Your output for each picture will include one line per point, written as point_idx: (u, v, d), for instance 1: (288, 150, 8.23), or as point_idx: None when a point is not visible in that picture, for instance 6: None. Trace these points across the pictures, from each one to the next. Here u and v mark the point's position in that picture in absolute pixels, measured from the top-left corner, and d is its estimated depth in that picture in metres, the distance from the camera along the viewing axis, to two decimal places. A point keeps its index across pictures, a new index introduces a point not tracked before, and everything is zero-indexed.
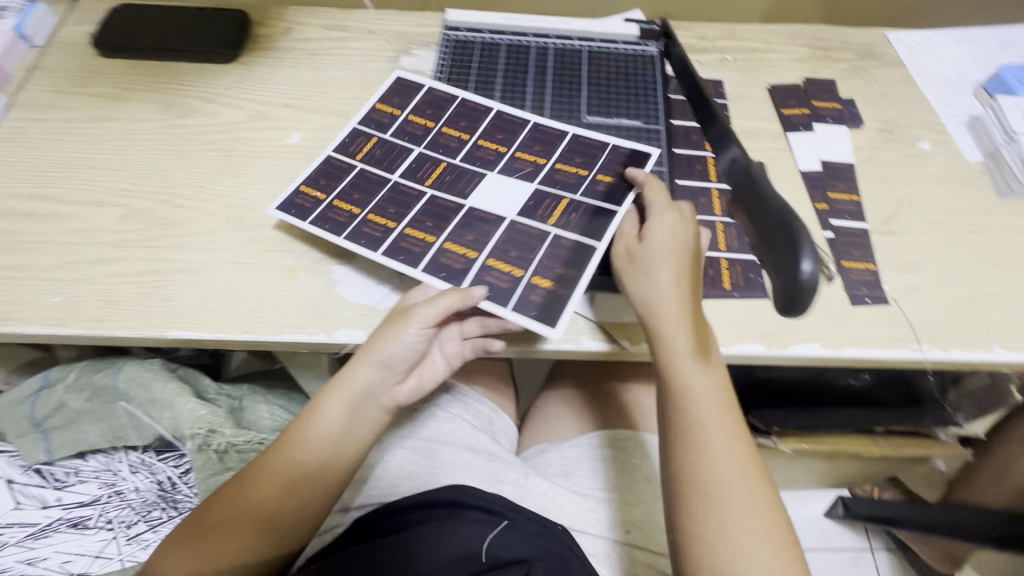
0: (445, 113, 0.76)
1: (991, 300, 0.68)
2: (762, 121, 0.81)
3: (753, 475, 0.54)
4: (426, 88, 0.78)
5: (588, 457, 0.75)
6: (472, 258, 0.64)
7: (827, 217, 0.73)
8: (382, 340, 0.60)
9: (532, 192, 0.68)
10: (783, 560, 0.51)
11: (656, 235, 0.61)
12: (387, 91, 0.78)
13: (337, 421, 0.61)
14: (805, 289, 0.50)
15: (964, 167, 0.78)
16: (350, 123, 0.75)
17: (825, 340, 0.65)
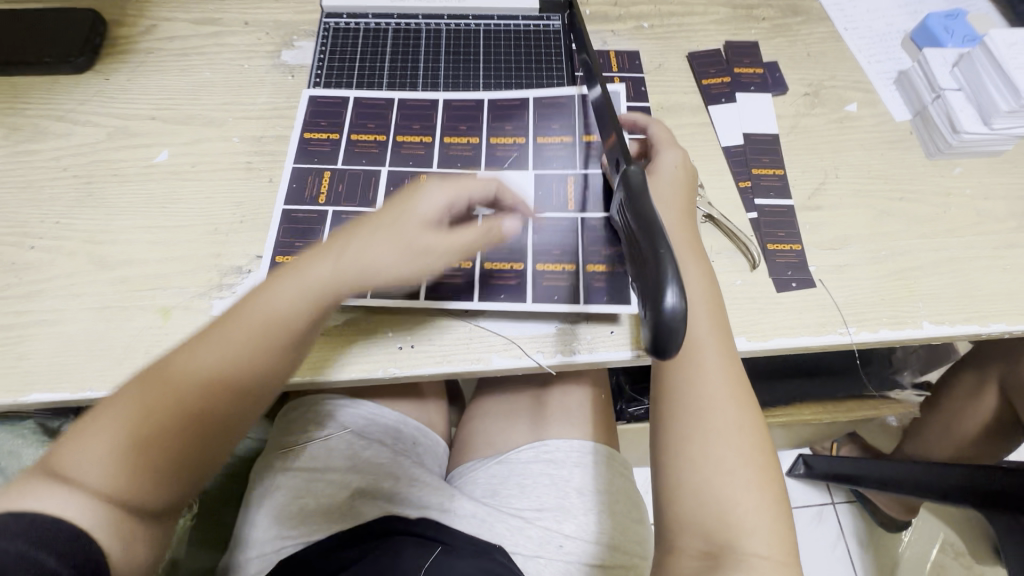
0: (391, 120, 0.69)
1: (919, 272, 0.65)
2: (680, 93, 0.75)
3: (742, 396, 0.57)
4: (350, 99, 0.71)
5: (516, 473, 0.70)
6: (520, 269, 0.62)
7: (750, 196, 0.69)
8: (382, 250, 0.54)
9: (538, 176, 0.67)
10: (758, 481, 0.54)
11: (668, 170, 0.64)
12: (308, 119, 0.70)
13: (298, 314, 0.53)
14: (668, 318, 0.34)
15: (892, 129, 0.74)
16: (288, 167, 0.67)
17: (750, 333, 0.61)
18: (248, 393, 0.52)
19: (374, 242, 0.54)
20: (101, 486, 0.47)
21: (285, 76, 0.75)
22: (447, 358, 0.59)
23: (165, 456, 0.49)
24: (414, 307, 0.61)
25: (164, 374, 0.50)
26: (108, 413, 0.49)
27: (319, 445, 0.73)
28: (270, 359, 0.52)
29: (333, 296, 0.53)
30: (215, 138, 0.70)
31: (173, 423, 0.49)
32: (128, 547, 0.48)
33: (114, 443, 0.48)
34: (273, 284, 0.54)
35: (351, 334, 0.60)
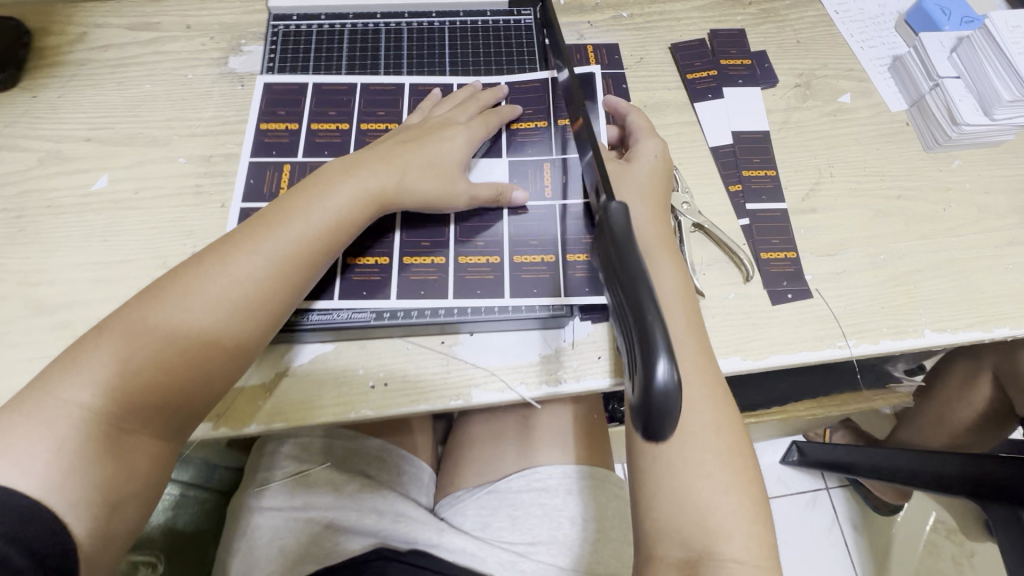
0: (353, 107, 0.65)
1: (920, 276, 0.62)
2: (664, 90, 0.70)
3: (719, 395, 0.53)
4: (309, 84, 0.65)
5: (506, 505, 0.67)
6: (497, 264, 0.59)
7: (741, 201, 0.64)
8: (381, 186, 0.54)
9: (512, 164, 0.63)
10: (735, 486, 0.51)
11: (646, 159, 0.59)
12: (264, 108, 0.64)
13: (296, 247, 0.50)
14: (662, 406, 0.27)
15: (887, 120, 0.70)
16: (245, 161, 0.62)
17: (745, 351, 0.58)
18: (244, 340, 0.49)
19: (373, 189, 0.54)
20: (83, 436, 0.43)
21: (234, 85, 0.69)
22: (423, 396, 0.55)
23: (155, 409, 0.46)
24: (386, 338, 0.57)
25: (156, 313, 0.47)
26: (96, 350, 0.45)
27: (295, 480, 0.68)
28: (284, 291, 0.50)
29: (334, 241, 0.52)
30: (159, 160, 0.64)
31: (165, 369, 0.45)
32: (107, 510, 0.43)
33: (102, 389, 0.44)
34: (273, 223, 0.51)
35: (320, 373, 0.55)
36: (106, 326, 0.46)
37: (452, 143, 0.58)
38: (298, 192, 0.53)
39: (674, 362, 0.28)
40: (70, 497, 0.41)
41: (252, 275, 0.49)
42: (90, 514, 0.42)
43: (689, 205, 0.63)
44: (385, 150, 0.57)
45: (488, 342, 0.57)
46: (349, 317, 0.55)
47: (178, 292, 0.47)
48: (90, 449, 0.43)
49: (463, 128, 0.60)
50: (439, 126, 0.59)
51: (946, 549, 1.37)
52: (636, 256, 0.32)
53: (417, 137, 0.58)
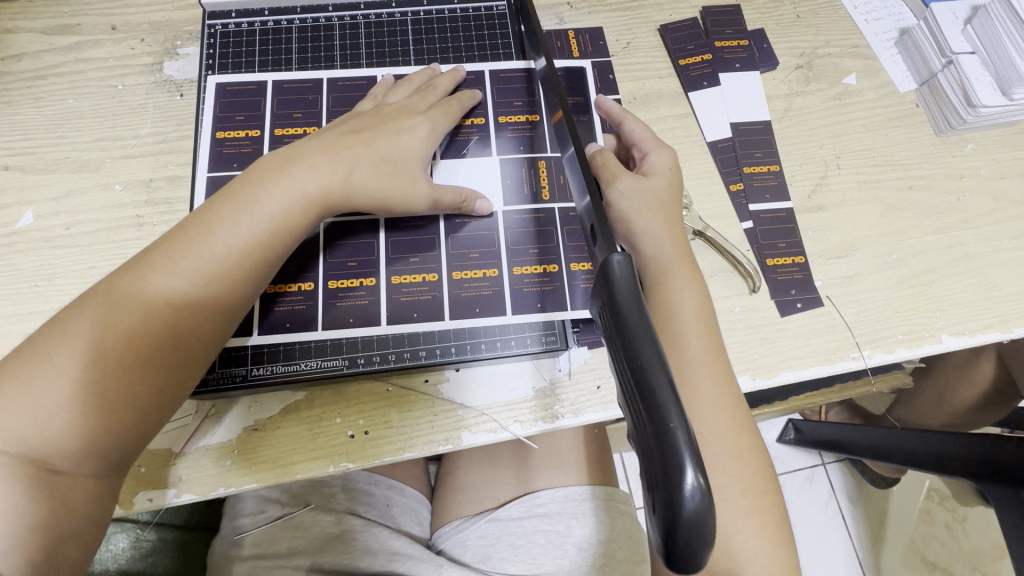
0: (323, 107, 0.57)
1: (935, 275, 0.58)
2: (655, 79, 0.63)
3: (742, 420, 0.45)
4: (268, 82, 0.58)
5: (507, 533, 0.63)
6: (495, 277, 0.53)
7: (743, 201, 0.59)
8: (328, 181, 0.47)
9: (503, 162, 0.57)
10: (749, 513, 0.43)
11: (659, 172, 0.52)
12: (218, 113, 0.56)
13: (235, 253, 0.44)
14: (694, 531, 0.24)
15: (896, 103, 0.64)
16: (201, 176, 0.55)
17: (756, 370, 0.54)
18: (183, 366, 0.42)
19: (315, 192, 0.46)
20: (6, 482, 0.37)
21: (171, 96, 0.60)
22: (408, 443, 0.50)
23: (83, 449, 0.39)
24: (362, 382, 0.51)
25: (73, 342, 0.40)
26: (18, 390, 0.39)
27: (280, 526, 0.63)
28: (226, 304, 0.44)
29: (277, 250, 0.45)
30: (92, 188, 0.57)
31: (89, 407, 0.39)
32: (45, 560, 0.37)
33: (18, 433, 0.38)
34: (200, 232, 0.43)
35: (294, 424, 0.50)
36: (12, 363, 0.40)
37: (409, 135, 0.51)
38: (228, 195, 0.46)
39: (704, 475, 0.24)
40: (1, 546, 0.35)
41: (183, 294, 0.42)
42: (26, 565, 0.36)
43: (688, 210, 0.57)
44: (330, 141, 0.49)
45: (478, 378, 0.52)
46: (319, 366, 0.50)
47: (96, 318, 0.41)
48: (19, 493, 0.37)
49: (423, 118, 0.53)
50: (393, 115, 0.52)
51: (939, 516, 1.16)
52: (645, 335, 0.27)
53: (368, 127, 0.50)
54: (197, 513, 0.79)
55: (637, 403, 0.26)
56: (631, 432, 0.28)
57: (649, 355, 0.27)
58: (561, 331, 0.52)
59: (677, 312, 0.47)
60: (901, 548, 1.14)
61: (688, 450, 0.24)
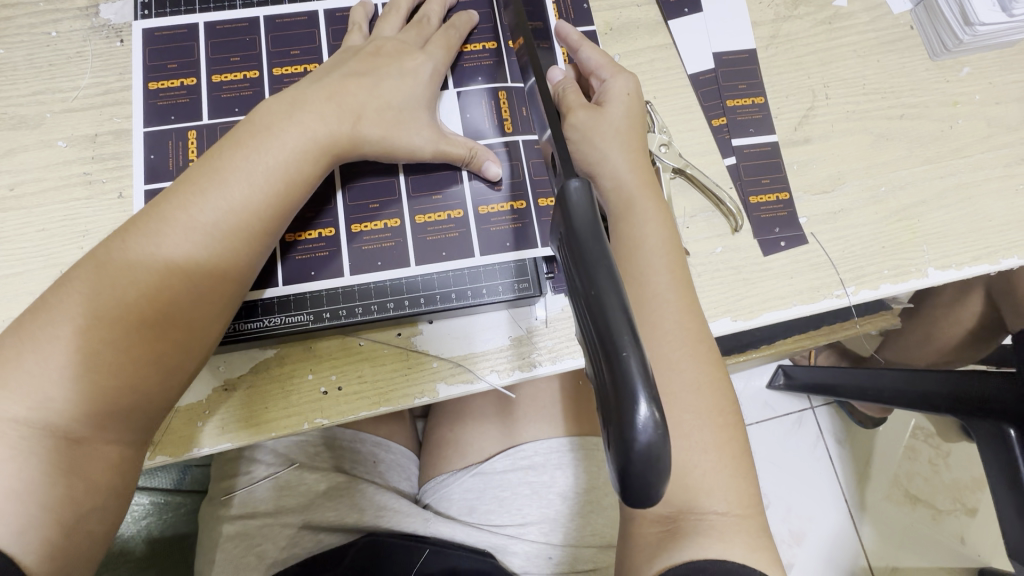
0: (261, 47, 0.53)
1: (924, 208, 0.56)
2: (632, 6, 0.59)
3: (713, 362, 0.44)
4: (200, 24, 0.53)
5: (493, 486, 0.63)
6: (460, 218, 0.50)
7: (726, 136, 0.56)
8: (331, 126, 0.44)
9: (462, 96, 0.53)
10: (723, 444, 0.43)
11: (617, 101, 0.49)
12: (148, 62, 0.52)
13: (233, 204, 0.41)
14: (647, 466, 0.23)
15: (888, 26, 0.60)
16: (138, 132, 0.51)
17: (736, 311, 0.52)
18: (203, 325, 0.41)
19: (324, 139, 0.44)
20: (27, 456, 0.36)
21: (110, 42, 0.56)
22: (384, 397, 0.49)
23: (113, 415, 0.38)
24: (331, 338, 0.50)
25: (79, 302, 0.38)
26: (14, 358, 0.37)
27: (265, 486, 0.63)
28: (228, 260, 0.41)
29: (291, 203, 0.43)
30: (33, 146, 0.53)
31: (114, 370, 0.38)
32: (66, 536, 0.36)
33: (44, 402, 0.36)
34: (207, 185, 0.41)
35: (264, 382, 0.49)
36: (29, 323, 0.38)
37: (413, 79, 0.48)
38: (230, 142, 0.42)
39: (658, 407, 0.23)
40: (14, 527, 0.35)
41: (196, 250, 0.40)
42: (43, 545, 0.35)
43: (669, 146, 0.54)
44: (330, 83, 0.46)
45: (452, 330, 0.51)
46: (284, 322, 0.48)
47: (109, 274, 0.39)
48: (40, 468, 0.36)
49: (424, 57, 0.49)
50: (394, 54, 0.48)
51: (923, 453, 1.19)
52: (605, 271, 0.26)
53: (369, 69, 0.47)
54: (191, 476, 0.80)
55: (598, 353, 0.25)
56: (590, 372, 0.27)
57: (609, 294, 0.25)
58: (534, 277, 0.50)
59: (640, 247, 0.45)
60: (885, 482, 1.17)
61: (641, 385, 0.23)
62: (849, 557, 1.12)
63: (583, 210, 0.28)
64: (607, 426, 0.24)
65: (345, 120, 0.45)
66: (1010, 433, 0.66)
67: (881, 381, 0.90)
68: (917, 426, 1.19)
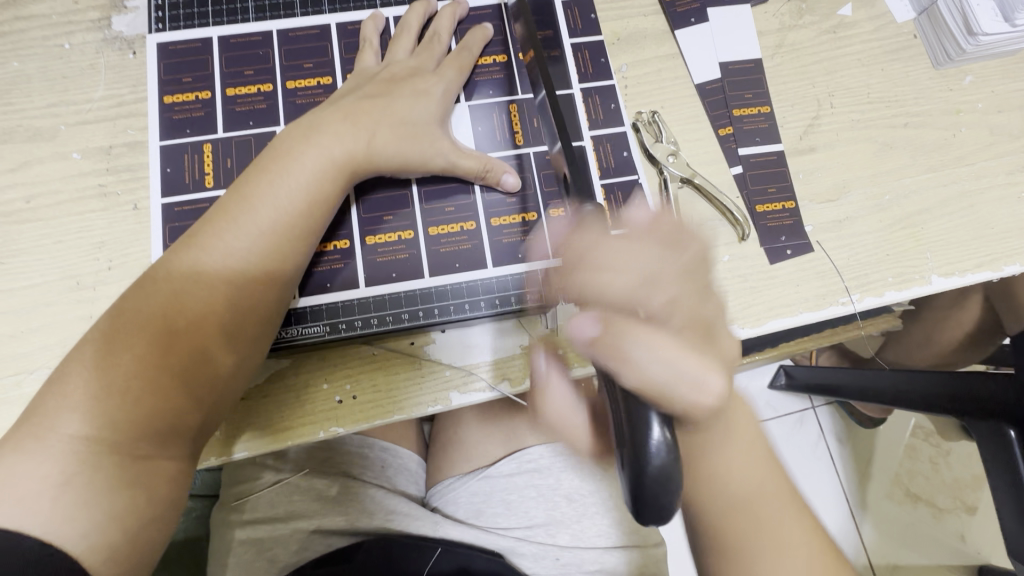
0: (275, 61, 0.53)
1: (928, 216, 0.56)
2: (639, 16, 0.59)
3: None
4: (213, 38, 0.53)
5: (499, 490, 0.64)
6: (472, 229, 0.51)
7: (732, 145, 0.57)
8: (351, 148, 0.46)
9: (473, 108, 0.54)
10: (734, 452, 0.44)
11: None
12: (163, 75, 0.53)
13: (266, 230, 0.43)
14: (661, 486, 0.29)
15: (892, 35, 0.61)
16: (153, 145, 0.51)
17: (743, 319, 0.53)
18: (243, 343, 0.43)
19: (340, 157, 0.45)
20: (87, 469, 0.38)
21: (123, 54, 0.56)
22: (398, 406, 0.50)
23: (169, 432, 0.40)
24: (346, 348, 0.51)
25: (127, 331, 0.40)
26: (72, 385, 0.39)
27: (277, 491, 0.64)
28: (263, 282, 0.43)
29: (316, 222, 0.45)
30: (48, 158, 0.54)
31: (165, 392, 0.40)
32: (127, 541, 0.39)
33: (104, 421, 0.39)
34: (239, 213, 0.43)
35: (278, 391, 0.50)
36: (87, 349, 0.41)
37: (427, 98, 0.49)
38: (256, 169, 0.44)
39: (667, 436, 0.29)
40: (81, 530, 0.37)
41: (233, 274, 0.42)
42: (105, 548, 0.37)
43: (675, 157, 0.56)
44: (347, 104, 0.47)
45: (464, 338, 0.51)
46: (300, 333, 0.49)
47: (155, 303, 0.41)
48: (100, 480, 0.38)
49: (437, 78, 0.51)
50: (407, 77, 0.50)
51: (924, 452, 1.20)
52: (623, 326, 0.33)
53: (385, 91, 0.48)
54: (200, 479, 0.81)
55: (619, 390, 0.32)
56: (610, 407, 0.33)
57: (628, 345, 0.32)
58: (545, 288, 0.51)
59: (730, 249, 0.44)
60: (886, 481, 1.18)
61: (652, 410, 0.30)
62: (851, 556, 1.13)
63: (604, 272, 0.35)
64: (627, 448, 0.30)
65: (364, 141, 0.46)
66: (1010, 433, 0.67)
67: (881, 382, 0.92)
68: (918, 425, 1.21)
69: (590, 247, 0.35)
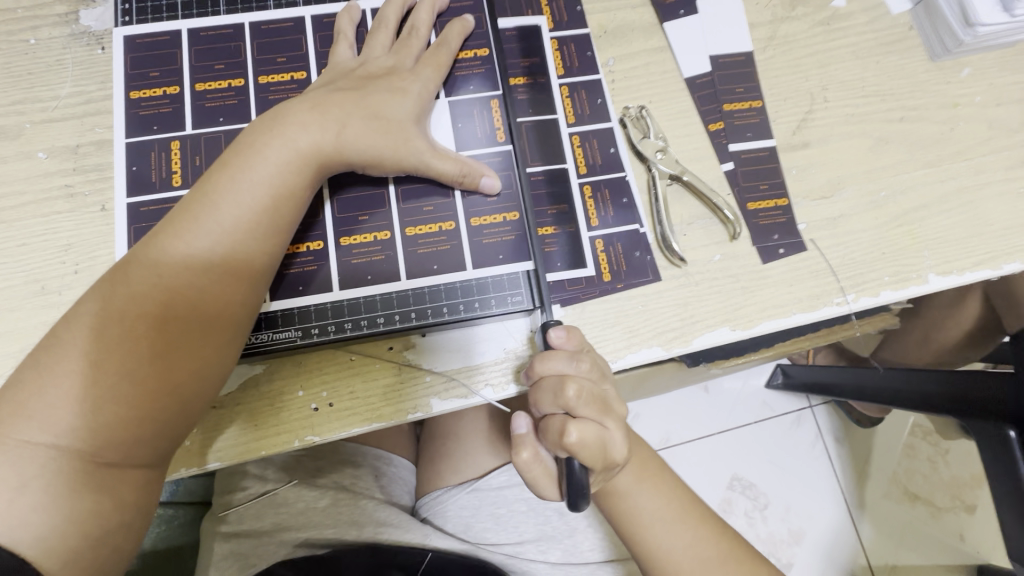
0: (246, 55, 0.51)
1: (925, 213, 0.55)
2: (626, 8, 0.57)
3: None
4: (182, 31, 0.51)
5: (489, 502, 0.62)
6: (452, 230, 0.49)
7: (723, 141, 0.55)
8: (322, 145, 0.44)
9: (454, 104, 0.52)
10: None
11: None
12: (131, 70, 0.51)
13: (231, 230, 0.41)
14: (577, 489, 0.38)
15: (888, 27, 0.59)
16: (120, 143, 0.49)
17: (735, 321, 0.51)
18: (211, 345, 0.41)
19: (308, 151, 0.43)
20: (48, 474, 0.37)
21: (91, 50, 0.54)
22: (377, 414, 0.48)
23: (134, 440, 0.39)
24: (321, 353, 0.48)
25: (83, 339, 0.39)
26: (27, 395, 0.38)
27: (260, 501, 0.62)
28: (230, 283, 0.41)
29: (284, 218, 0.43)
30: (13, 158, 0.52)
31: (126, 399, 0.38)
32: (89, 546, 0.38)
33: (64, 427, 0.37)
34: (202, 211, 0.41)
35: (253, 399, 0.48)
36: (45, 355, 0.39)
37: (403, 95, 0.48)
38: (220, 166, 0.43)
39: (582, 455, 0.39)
40: (39, 534, 0.36)
41: (199, 276, 0.40)
42: (64, 551, 0.37)
43: (664, 153, 0.54)
44: (317, 101, 0.45)
45: (446, 344, 0.49)
46: (272, 338, 0.47)
47: (117, 305, 0.39)
48: (60, 487, 0.37)
49: (412, 73, 0.49)
50: (383, 73, 0.48)
51: (922, 452, 1.19)
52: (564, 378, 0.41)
53: (358, 87, 0.47)
54: (184, 487, 0.79)
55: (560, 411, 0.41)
56: None
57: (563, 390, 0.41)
58: (526, 290, 0.49)
59: None
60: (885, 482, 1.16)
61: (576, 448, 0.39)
62: (847, 556, 1.12)
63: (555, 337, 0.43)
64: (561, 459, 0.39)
65: (335, 136, 0.44)
66: (1010, 434, 0.64)
67: (877, 382, 0.90)
68: (916, 425, 1.19)
69: (559, 376, 0.41)
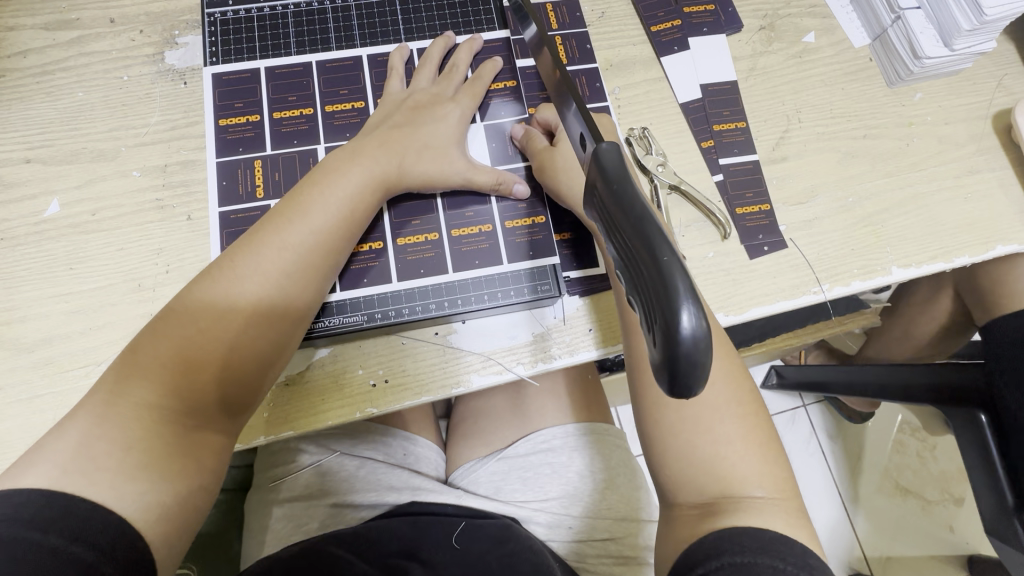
0: (315, 88, 0.61)
1: (888, 216, 0.64)
2: (629, 45, 0.68)
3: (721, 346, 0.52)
4: (261, 69, 0.61)
5: (517, 467, 0.70)
6: (490, 231, 0.58)
7: (714, 156, 0.65)
8: (382, 164, 0.54)
9: (488, 128, 0.61)
10: (746, 435, 0.48)
11: None
12: (218, 102, 0.60)
13: (313, 230, 0.50)
14: (690, 366, 0.26)
15: (851, 59, 0.70)
16: (211, 162, 0.59)
17: (728, 307, 0.60)
18: (290, 332, 0.50)
19: (374, 168, 0.53)
20: (151, 436, 0.43)
21: (176, 84, 0.63)
22: (426, 387, 0.56)
23: (223, 406, 0.47)
24: (379, 337, 0.57)
25: (192, 312, 0.47)
26: (145, 356, 0.45)
27: (312, 472, 0.70)
28: (312, 275, 0.50)
29: (354, 225, 0.53)
30: (111, 176, 0.60)
31: (226, 365, 0.46)
32: (177, 503, 0.43)
33: (172, 389, 0.44)
34: (295, 214, 0.50)
35: (321, 377, 0.56)
36: (157, 333, 0.46)
37: (446, 122, 0.58)
38: (308, 180, 0.53)
39: (699, 316, 0.26)
40: (139, 491, 0.41)
41: (288, 267, 0.49)
42: (158, 506, 0.42)
43: (664, 167, 0.63)
44: (382, 132, 0.55)
45: (482, 327, 0.58)
46: (340, 323, 0.55)
47: (220, 291, 0.47)
48: (157, 448, 0.43)
49: (453, 104, 0.59)
50: (430, 104, 0.58)
51: (911, 447, 1.26)
52: (662, 240, 0.28)
53: (411, 118, 0.57)
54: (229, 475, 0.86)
55: (637, 266, 0.29)
56: (632, 303, 0.31)
57: (671, 257, 0.27)
58: (552, 280, 0.58)
59: None
60: (875, 472, 1.24)
61: (685, 293, 0.26)
62: (843, 543, 1.20)
63: (616, 165, 0.33)
64: (668, 343, 0.26)
65: (393, 157, 0.54)
66: (982, 418, 0.70)
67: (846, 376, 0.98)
68: (905, 420, 1.27)
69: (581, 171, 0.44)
